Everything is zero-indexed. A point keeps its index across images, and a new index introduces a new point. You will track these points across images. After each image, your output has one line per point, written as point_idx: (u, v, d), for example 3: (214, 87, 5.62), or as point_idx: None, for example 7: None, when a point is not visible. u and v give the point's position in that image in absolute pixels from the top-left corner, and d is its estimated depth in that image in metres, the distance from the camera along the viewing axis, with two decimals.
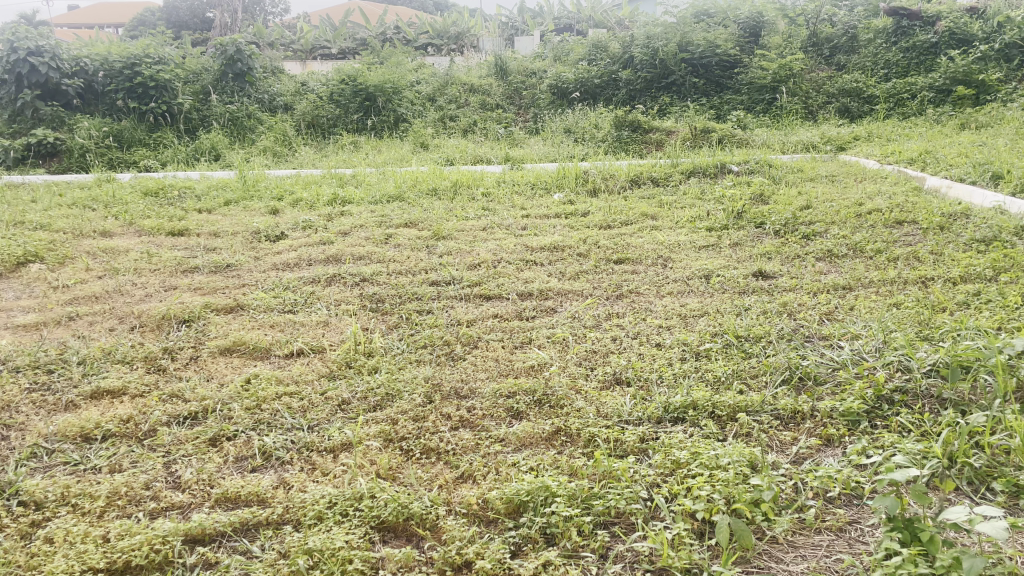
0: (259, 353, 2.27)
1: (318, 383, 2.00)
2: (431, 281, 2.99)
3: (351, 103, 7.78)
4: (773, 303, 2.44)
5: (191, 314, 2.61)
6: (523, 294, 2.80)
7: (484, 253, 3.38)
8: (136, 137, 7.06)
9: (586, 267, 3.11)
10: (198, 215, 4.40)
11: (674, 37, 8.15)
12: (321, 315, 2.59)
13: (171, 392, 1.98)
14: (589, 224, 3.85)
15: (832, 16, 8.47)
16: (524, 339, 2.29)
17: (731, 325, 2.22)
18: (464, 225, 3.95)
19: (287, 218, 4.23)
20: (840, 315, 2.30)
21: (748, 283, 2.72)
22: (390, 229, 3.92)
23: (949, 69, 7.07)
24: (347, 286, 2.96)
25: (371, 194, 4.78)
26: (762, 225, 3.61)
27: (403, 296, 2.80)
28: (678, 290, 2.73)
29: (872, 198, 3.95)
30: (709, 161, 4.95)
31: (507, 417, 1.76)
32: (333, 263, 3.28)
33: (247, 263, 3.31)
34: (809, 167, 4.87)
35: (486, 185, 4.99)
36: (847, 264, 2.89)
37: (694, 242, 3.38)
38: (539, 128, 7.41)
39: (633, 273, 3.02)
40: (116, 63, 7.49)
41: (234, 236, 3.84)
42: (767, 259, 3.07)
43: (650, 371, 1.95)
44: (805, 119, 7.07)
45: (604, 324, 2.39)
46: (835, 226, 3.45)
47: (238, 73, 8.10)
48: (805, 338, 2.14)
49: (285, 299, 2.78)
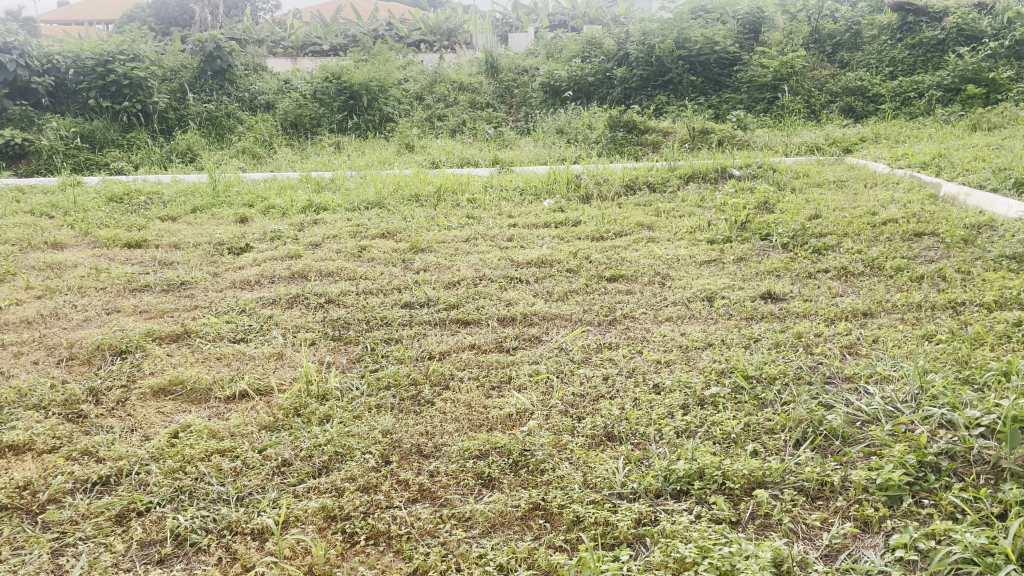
0: (198, 395, 1.98)
1: (257, 436, 1.70)
2: (403, 303, 2.70)
3: (336, 102, 7.47)
4: (783, 334, 2.16)
5: (129, 345, 2.32)
6: (505, 320, 2.51)
7: (465, 268, 3.09)
8: (108, 137, 6.75)
9: (575, 285, 2.82)
10: (161, 224, 4.09)
11: (671, 33, 7.87)
12: (276, 345, 2.30)
13: (83, 448, 1.68)
14: (580, 234, 3.57)
15: (835, 12, 8.20)
16: (503, 378, 2.00)
17: (739, 364, 1.94)
18: (446, 236, 3.66)
19: (256, 227, 3.93)
20: (863, 350, 2.02)
21: (755, 308, 2.44)
22: (365, 240, 3.63)
23: (957, 66, 6.79)
24: (310, 309, 2.66)
25: (349, 201, 4.48)
26: (768, 237, 3.32)
27: (371, 321, 2.51)
28: (677, 315, 2.44)
29: (885, 207, 3.67)
30: (708, 165, 4.66)
31: (476, 486, 1.47)
32: (298, 281, 2.99)
33: (204, 281, 3.02)
34: (815, 171, 4.58)
35: (472, 190, 4.70)
36: (864, 285, 2.62)
37: (694, 257, 3.10)
38: (531, 129, 7.12)
39: (627, 293, 2.74)
40: (88, 60, 7.17)
41: (196, 248, 3.55)
42: (775, 277, 2.79)
43: (647, 423, 1.66)
44: (807, 119, 6.79)
45: (594, 358, 2.10)
46: (847, 239, 3.17)
47: (218, 71, 7.79)
48: (825, 381, 1.86)
49: (239, 325, 2.49)
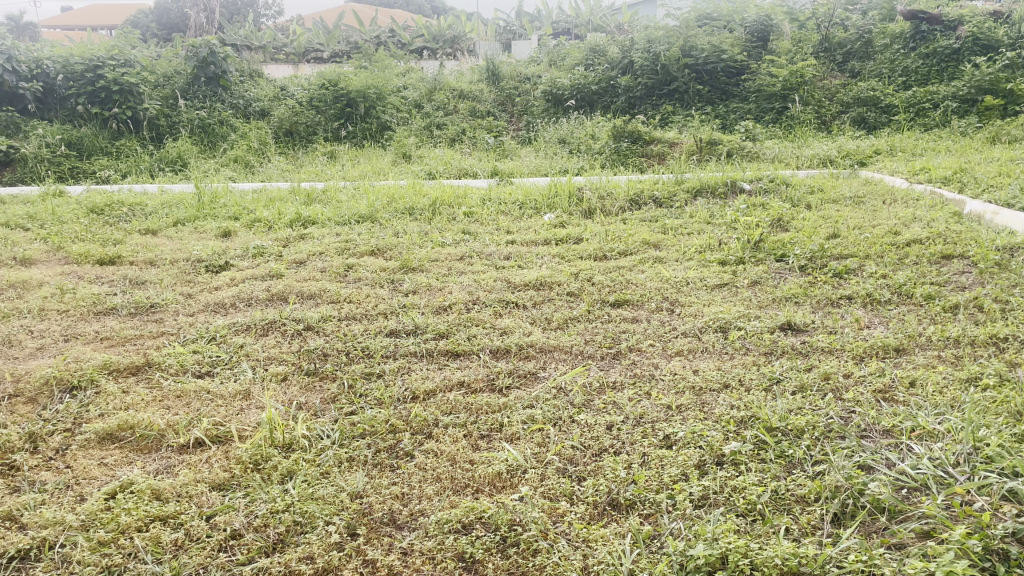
0: (149, 442, 1.75)
1: (207, 498, 1.48)
2: (388, 331, 2.47)
3: (332, 109, 7.27)
4: (808, 374, 1.93)
5: (81, 380, 2.09)
6: (499, 352, 2.28)
7: (457, 291, 2.87)
8: (97, 145, 6.54)
9: (576, 312, 2.60)
10: (139, 238, 3.88)
11: (678, 41, 7.68)
12: (245, 380, 2.08)
13: (6, 512, 1.46)
14: (582, 253, 3.34)
15: (845, 20, 7.96)
16: (493, 425, 1.77)
17: (760, 411, 1.71)
18: (439, 253, 3.44)
19: (238, 242, 3.71)
20: (901, 397, 1.79)
21: (774, 341, 2.21)
22: (352, 258, 3.41)
23: (973, 77, 6.56)
24: (286, 337, 2.44)
25: (340, 214, 4.26)
26: (784, 259, 3.10)
27: (351, 352, 2.28)
28: (688, 349, 2.21)
29: (907, 225, 3.45)
30: (717, 178, 4.44)
31: (458, 571, 1.25)
32: (276, 304, 2.77)
33: (175, 304, 2.80)
34: (830, 186, 4.36)
35: (470, 203, 4.48)
36: (892, 316, 2.39)
37: (705, 280, 2.87)
38: (532, 138, 6.91)
39: (633, 321, 2.51)
40: (78, 65, 6.97)
41: (172, 266, 3.33)
42: (793, 305, 2.56)
43: (658, 488, 1.44)
44: (818, 130, 6.58)
45: (596, 402, 1.87)
46: (870, 261, 2.94)
47: (212, 77, 7.60)
48: (861, 434, 1.63)
49: (206, 356, 2.26)
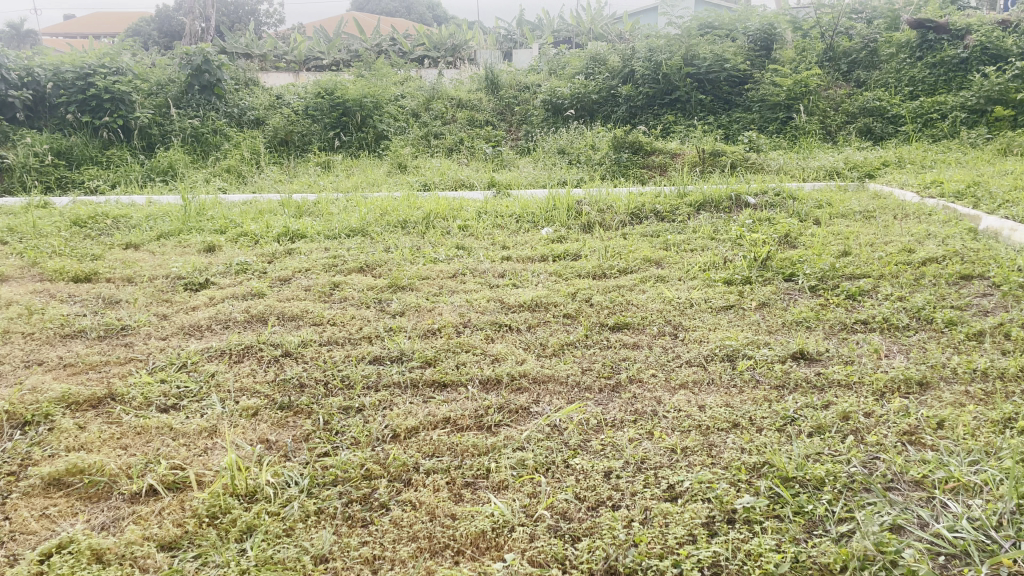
0: (100, 489, 1.59)
1: (155, 562, 1.32)
2: (371, 357, 2.30)
3: (328, 118, 7.13)
4: (825, 413, 1.77)
5: (34, 415, 1.93)
6: (489, 382, 2.12)
7: (447, 312, 2.71)
8: (86, 155, 6.39)
9: (573, 336, 2.43)
10: (118, 252, 3.72)
11: (679, 50, 7.55)
12: (213, 415, 1.92)
13: None
14: (580, 271, 3.18)
15: (850, 29, 7.81)
16: (479, 471, 1.61)
17: (773, 457, 1.55)
18: (430, 271, 3.28)
19: (221, 258, 3.55)
20: (929, 441, 1.63)
21: (786, 372, 2.05)
22: (339, 275, 3.25)
23: (982, 86, 6.40)
24: (262, 364, 2.27)
25: (331, 227, 4.10)
26: (793, 278, 2.93)
27: (329, 382, 2.12)
28: (693, 381, 2.05)
29: (921, 242, 3.28)
30: (721, 191, 4.29)
31: None
32: (254, 327, 2.61)
33: (148, 326, 2.64)
34: (838, 199, 4.19)
35: (465, 216, 4.32)
36: (911, 344, 2.23)
37: (709, 301, 2.71)
38: (531, 148, 6.77)
39: (634, 348, 2.34)
40: (68, 72, 6.83)
41: (150, 284, 3.17)
42: (805, 331, 2.39)
43: (661, 553, 1.29)
44: (823, 141, 6.42)
45: (593, 443, 1.71)
46: (885, 282, 2.78)
47: (206, 85, 7.46)
48: (887, 486, 1.48)
49: (173, 386, 2.10)
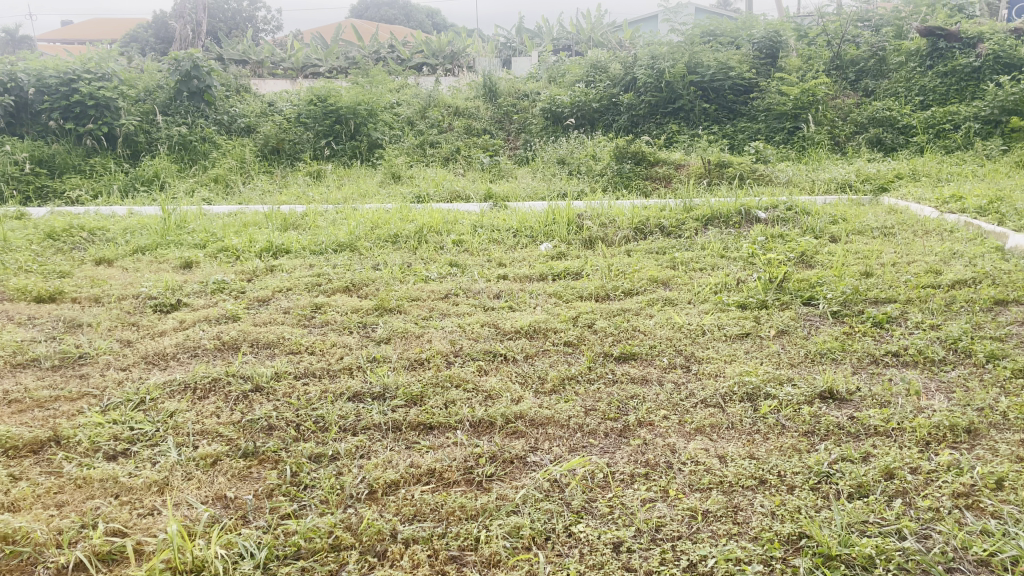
0: (21, 561, 1.37)
1: None
2: (351, 394, 2.07)
3: (320, 126, 6.92)
4: (864, 469, 1.55)
5: None
6: (481, 424, 1.89)
7: (436, 339, 2.48)
8: (70, 163, 6.17)
9: (574, 369, 2.20)
10: (89, 269, 3.49)
11: (682, 57, 7.35)
12: (166, 465, 1.70)
13: None
14: (581, 292, 2.96)
15: (856, 37, 7.63)
16: (467, 541, 1.38)
17: (812, 529, 1.34)
18: (421, 291, 3.05)
19: (198, 275, 3.33)
20: (990, 507, 1.41)
21: (815, 417, 1.82)
22: (322, 295, 3.02)
23: (996, 96, 6.18)
24: (229, 402, 2.04)
25: (318, 242, 3.88)
26: (813, 302, 2.71)
27: (302, 425, 1.89)
28: (711, 426, 1.82)
29: (948, 263, 3.06)
30: (730, 205, 4.07)
31: None
32: (224, 356, 2.38)
33: (108, 354, 2.41)
34: (854, 214, 3.97)
35: (460, 230, 4.10)
36: (952, 382, 2.01)
37: (723, 328, 2.49)
38: (530, 158, 6.56)
39: (642, 384, 2.11)
40: (52, 78, 6.61)
41: (118, 304, 2.94)
42: (830, 364, 2.17)
43: None
44: (832, 151, 6.21)
45: (599, 504, 1.48)
46: (914, 307, 2.55)
47: (195, 92, 7.24)
48: (949, 567, 1.27)
49: (126, 429, 1.87)
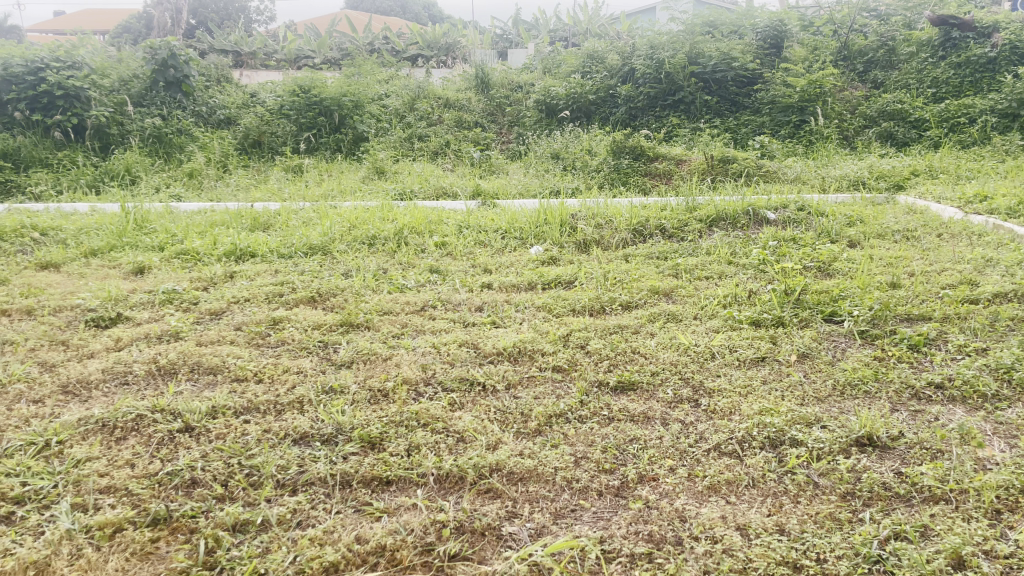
0: None
1: None
2: (296, 436, 1.74)
3: (303, 117, 6.57)
4: (929, 554, 1.23)
5: None
6: (450, 479, 1.55)
7: (404, 364, 2.14)
8: (35, 157, 5.81)
9: (563, 404, 1.86)
10: (29, 276, 3.15)
11: (683, 47, 7.04)
12: (53, 537, 1.36)
13: None
14: (574, 305, 2.63)
15: (865, 27, 7.31)
16: None
17: None
18: (393, 303, 2.72)
19: (148, 283, 2.99)
20: None
21: (855, 474, 1.49)
22: (282, 308, 2.68)
23: (1015, 89, 5.86)
24: (149, 447, 1.70)
25: (287, 245, 3.54)
26: (835, 319, 2.39)
27: (232, 479, 1.56)
28: (729, 484, 1.49)
29: (983, 272, 2.74)
30: (736, 205, 3.74)
31: None
32: (156, 385, 2.04)
33: (22, 381, 2.07)
34: (871, 215, 3.65)
35: (443, 231, 3.76)
36: (1011, 425, 1.68)
37: (737, 351, 2.16)
38: (523, 152, 6.23)
39: (644, 424, 1.78)
40: (17, 67, 6.22)
41: (51, 318, 2.60)
42: (865, 400, 1.84)
43: None
44: (841, 146, 5.89)
45: None
46: (953, 327, 2.23)
47: (171, 81, 6.90)
48: None
49: (16, 484, 1.53)
